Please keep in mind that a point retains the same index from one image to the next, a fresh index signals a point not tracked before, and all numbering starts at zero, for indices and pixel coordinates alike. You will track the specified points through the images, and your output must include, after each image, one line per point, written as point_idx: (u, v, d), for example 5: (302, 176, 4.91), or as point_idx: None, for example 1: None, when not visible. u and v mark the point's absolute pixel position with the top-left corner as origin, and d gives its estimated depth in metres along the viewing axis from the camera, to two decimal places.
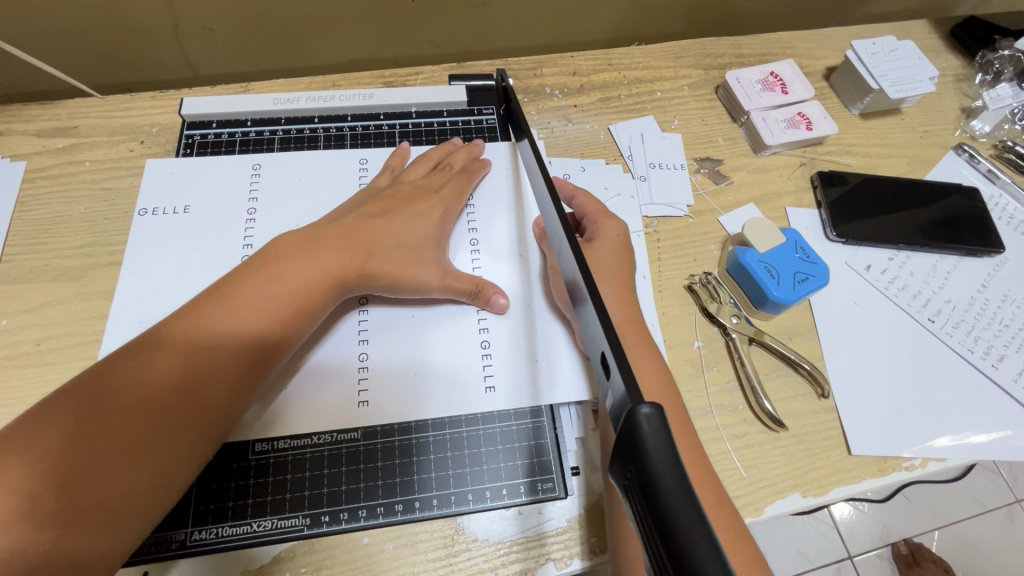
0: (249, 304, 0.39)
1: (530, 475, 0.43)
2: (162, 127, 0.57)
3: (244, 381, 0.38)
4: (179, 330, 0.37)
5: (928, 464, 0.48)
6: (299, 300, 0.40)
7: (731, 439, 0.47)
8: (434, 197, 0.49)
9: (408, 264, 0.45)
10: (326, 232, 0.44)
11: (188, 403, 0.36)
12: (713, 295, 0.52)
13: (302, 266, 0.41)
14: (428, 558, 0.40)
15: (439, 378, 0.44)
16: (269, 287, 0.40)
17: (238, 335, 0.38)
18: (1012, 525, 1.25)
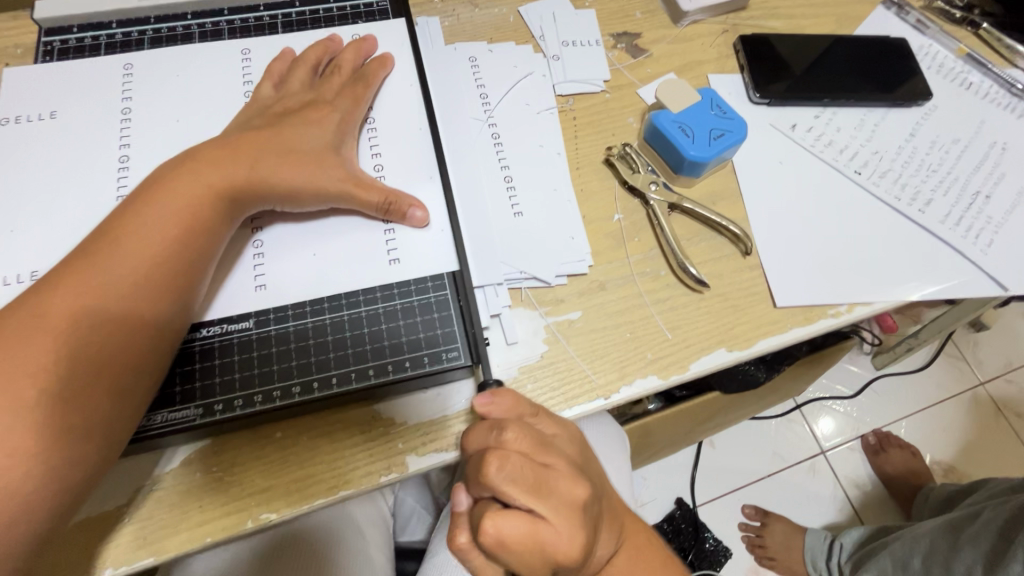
0: (139, 235, 0.36)
1: (433, 348, 0.40)
2: (28, 47, 0.52)
3: (157, 309, 0.36)
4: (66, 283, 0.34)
5: (855, 309, 0.47)
6: (192, 215, 0.37)
7: (654, 304, 0.46)
8: (330, 102, 0.45)
9: (301, 165, 0.40)
10: (206, 147, 0.40)
11: (101, 341, 0.34)
12: (632, 165, 0.50)
13: (185, 181, 0.38)
14: (345, 445, 0.39)
15: (335, 261, 0.42)
16: (157, 211, 0.37)
17: (139, 270, 0.35)
18: (977, 406, 1.29)
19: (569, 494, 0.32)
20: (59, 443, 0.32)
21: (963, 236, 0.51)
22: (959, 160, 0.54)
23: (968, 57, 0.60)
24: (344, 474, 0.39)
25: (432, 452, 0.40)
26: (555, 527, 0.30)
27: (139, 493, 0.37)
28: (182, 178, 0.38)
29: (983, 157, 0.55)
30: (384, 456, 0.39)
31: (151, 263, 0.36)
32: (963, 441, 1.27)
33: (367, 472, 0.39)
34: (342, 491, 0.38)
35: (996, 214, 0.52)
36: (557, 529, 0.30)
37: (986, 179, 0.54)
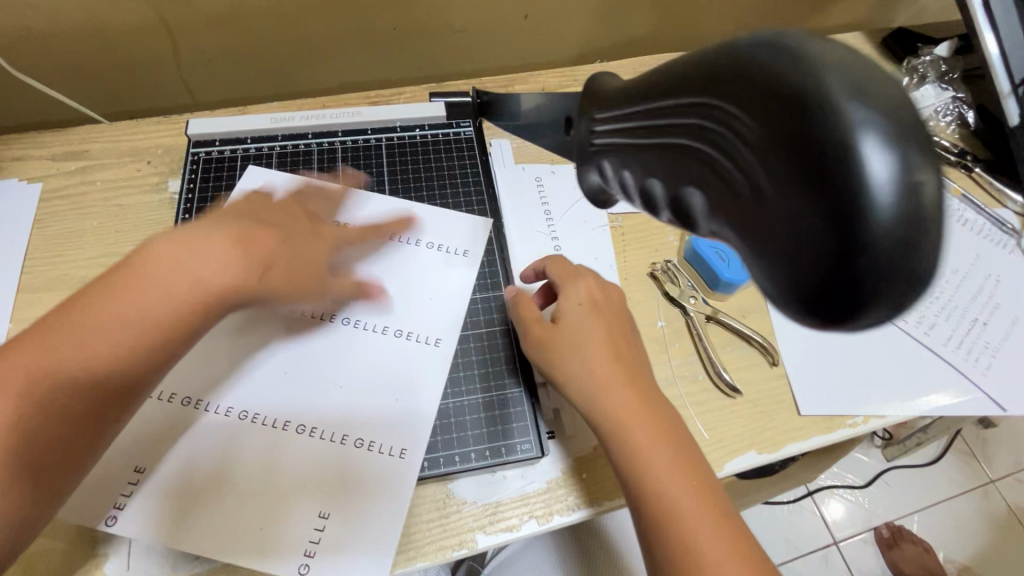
0: (100, 326, 0.35)
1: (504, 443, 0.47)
2: (168, 148, 0.62)
3: (109, 398, 0.36)
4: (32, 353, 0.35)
5: (870, 420, 0.53)
6: (164, 314, 0.36)
7: (693, 406, 0.52)
8: (415, 233, 0.55)
9: (310, 277, 0.44)
10: (189, 239, 0.39)
11: (51, 422, 0.34)
12: (673, 280, 0.58)
13: (168, 275, 0.37)
14: (421, 519, 0.45)
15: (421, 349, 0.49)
16: (127, 307, 0.36)
17: (107, 355, 0.35)
18: (988, 504, 1.31)
19: (637, 394, 0.44)
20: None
21: (964, 357, 0.57)
22: (958, 288, 0.62)
23: (962, 197, 0.68)
24: (420, 547, 0.44)
25: (498, 532, 0.45)
26: (612, 411, 0.43)
27: None
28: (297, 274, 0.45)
29: (978, 287, 0.62)
30: (455, 531, 0.45)
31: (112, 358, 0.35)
32: (975, 539, 1.27)
33: (440, 546, 0.44)
34: (417, 563, 0.43)
35: (993, 339, 0.59)
36: (626, 420, 0.42)
37: (983, 306, 0.61)
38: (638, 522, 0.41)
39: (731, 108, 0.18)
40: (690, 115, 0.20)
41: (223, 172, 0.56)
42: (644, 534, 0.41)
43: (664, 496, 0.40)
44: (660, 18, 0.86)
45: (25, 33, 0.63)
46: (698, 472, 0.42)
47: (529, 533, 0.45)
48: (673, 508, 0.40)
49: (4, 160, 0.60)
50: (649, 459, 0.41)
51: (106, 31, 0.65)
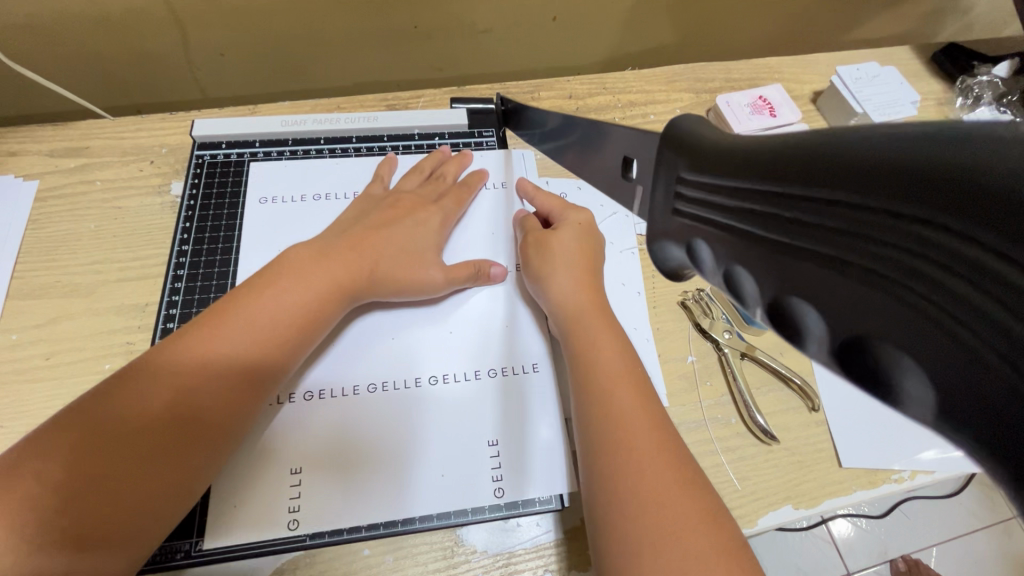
0: (259, 311, 0.41)
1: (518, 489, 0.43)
2: (173, 147, 0.59)
3: (264, 378, 0.40)
4: (201, 335, 0.39)
5: (917, 476, 0.49)
6: (316, 305, 0.43)
7: (724, 452, 0.48)
8: (433, 205, 0.52)
9: (412, 266, 0.48)
10: (319, 253, 0.45)
11: (222, 394, 0.38)
12: (706, 311, 0.54)
13: (317, 278, 0.43)
14: (427, 569, 0.41)
15: (436, 357, 0.47)
16: (286, 296, 0.42)
17: (264, 342, 0.40)
18: (1010, 541, 1.26)
19: (638, 383, 0.40)
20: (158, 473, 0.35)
21: None
22: None
23: None
24: None
25: None
26: (598, 391, 0.40)
27: None
28: (313, 267, 0.44)
29: None
30: None
31: (269, 340, 0.40)
32: None
33: None
34: None
35: None
36: (614, 396, 0.39)
37: None
38: (595, 498, 0.36)
39: (945, 223, 0.14)
40: (857, 220, 0.16)
41: (228, 177, 0.52)
42: (594, 525, 0.36)
43: (632, 480, 0.35)
44: (695, 24, 0.81)
45: (27, 20, 0.59)
46: (684, 472, 0.35)
47: None
48: (658, 516, 0.33)
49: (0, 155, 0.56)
50: (624, 440, 0.37)
51: (113, 20, 0.61)
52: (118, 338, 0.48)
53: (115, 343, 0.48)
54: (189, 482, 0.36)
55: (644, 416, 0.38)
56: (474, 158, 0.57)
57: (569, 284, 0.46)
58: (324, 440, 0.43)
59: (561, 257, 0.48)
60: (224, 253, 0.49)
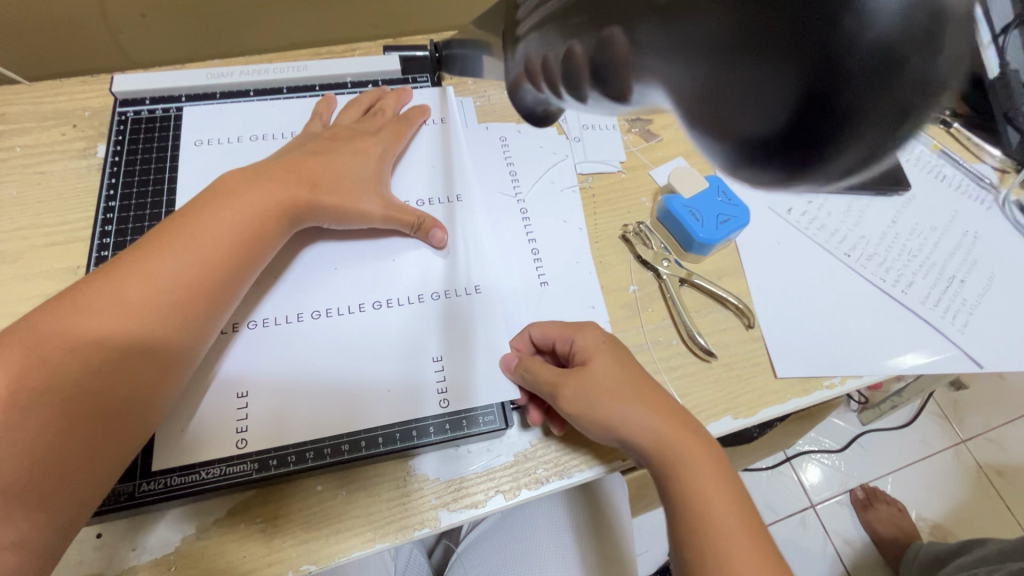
0: (164, 263, 0.39)
1: (466, 411, 0.44)
2: (95, 110, 0.57)
3: (185, 330, 0.39)
4: (142, 253, 0.39)
5: (847, 381, 0.52)
6: (230, 250, 0.41)
7: (666, 371, 0.50)
8: (373, 136, 0.52)
9: (351, 195, 0.47)
10: (245, 188, 0.43)
11: (152, 326, 0.37)
12: (645, 242, 0.55)
13: (231, 220, 0.42)
14: (380, 499, 0.42)
15: (381, 280, 0.48)
16: (195, 244, 0.40)
17: (177, 292, 0.38)
18: (958, 463, 1.34)
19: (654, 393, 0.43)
20: (83, 437, 0.34)
21: (941, 314, 0.56)
22: (936, 245, 0.60)
23: None
24: (379, 528, 0.41)
25: (463, 509, 0.43)
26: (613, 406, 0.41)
27: (185, 544, 0.40)
28: (247, 187, 0.43)
29: (957, 244, 0.61)
30: (417, 510, 0.42)
31: (184, 288, 0.39)
32: (947, 499, 1.30)
33: (401, 526, 0.41)
34: (377, 544, 0.41)
35: (970, 296, 0.58)
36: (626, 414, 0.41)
37: (960, 264, 0.60)
38: (679, 552, 0.39)
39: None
40: None
41: (153, 132, 0.50)
42: (680, 562, 0.39)
43: (722, 557, 0.36)
44: None
45: None
46: (745, 513, 0.39)
47: (495, 508, 0.43)
48: (738, 571, 0.36)
49: None
50: (697, 500, 0.39)
51: None
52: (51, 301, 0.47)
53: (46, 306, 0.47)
54: (139, 402, 0.36)
55: (709, 469, 0.40)
56: (413, 99, 0.57)
57: (588, 341, 0.44)
58: (270, 368, 0.43)
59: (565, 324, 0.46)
60: (152, 206, 0.47)
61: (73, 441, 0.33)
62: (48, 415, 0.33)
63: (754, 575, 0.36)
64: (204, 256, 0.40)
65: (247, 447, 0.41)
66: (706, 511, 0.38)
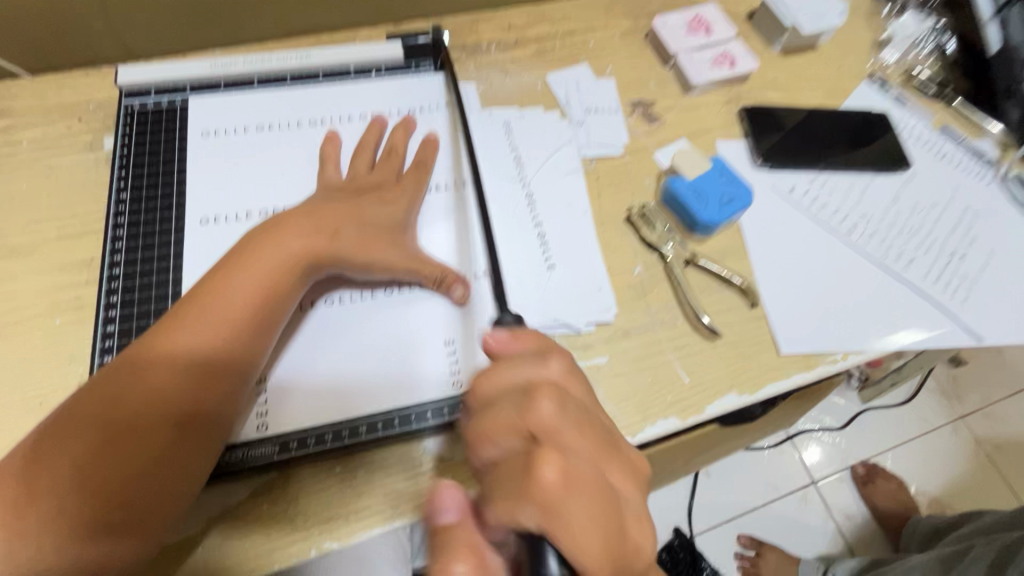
0: (215, 302, 0.40)
1: None
2: (100, 103, 0.57)
3: (236, 362, 0.40)
4: (172, 327, 0.40)
5: (849, 356, 0.53)
6: (251, 317, 0.41)
7: (673, 350, 0.51)
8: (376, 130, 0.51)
9: (362, 187, 0.48)
10: (294, 214, 0.44)
11: (180, 405, 0.38)
12: (649, 224, 0.55)
13: (270, 248, 0.42)
14: (398, 479, 0.43)
15: None
16: (242, 278, 0.41)
17: (230, 327, 0.40)
18: (956, 438, 1.36)
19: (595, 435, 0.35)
20: (118, 515, 0.36)
21: (942, 290, 0.57)
22: (937, 222, 0.61)
23: (941, 130, 0.67)
24: (398, 506, 0.43)
25: (478, 487, 0.44)
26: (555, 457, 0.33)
27: (210, 525, 0.41)
28: (271, 242, 0.43)
29: (958, 220, 0.61)
30: (434, 489, 0.43)
31: (233, 322, 0.40)
32: (946, 474, 1.32)
33: (419, 504, 0.43)
34: (396, 522, 0.42)
35: (971, 272, 0.58)
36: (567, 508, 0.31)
37: (961, 239, 0.60)
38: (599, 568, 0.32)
39: None
40: None
41: (160, 123, 0.50)
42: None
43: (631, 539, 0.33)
44: None
45: None
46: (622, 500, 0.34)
47: None
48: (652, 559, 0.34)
49: None
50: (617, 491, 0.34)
51: None
52: (65, 292, 0.48)
53: (60, 298, 0.47)
54: (173, 483, 0.38)
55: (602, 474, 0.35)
56: (416, 88, 0.56)
57: (548, 410, 0.34)
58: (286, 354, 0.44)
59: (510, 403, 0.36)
60: (162, 197, 0.47)
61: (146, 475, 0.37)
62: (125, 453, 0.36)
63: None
64: (227, 322, 0.40)
65: (267, 430, 0.42)
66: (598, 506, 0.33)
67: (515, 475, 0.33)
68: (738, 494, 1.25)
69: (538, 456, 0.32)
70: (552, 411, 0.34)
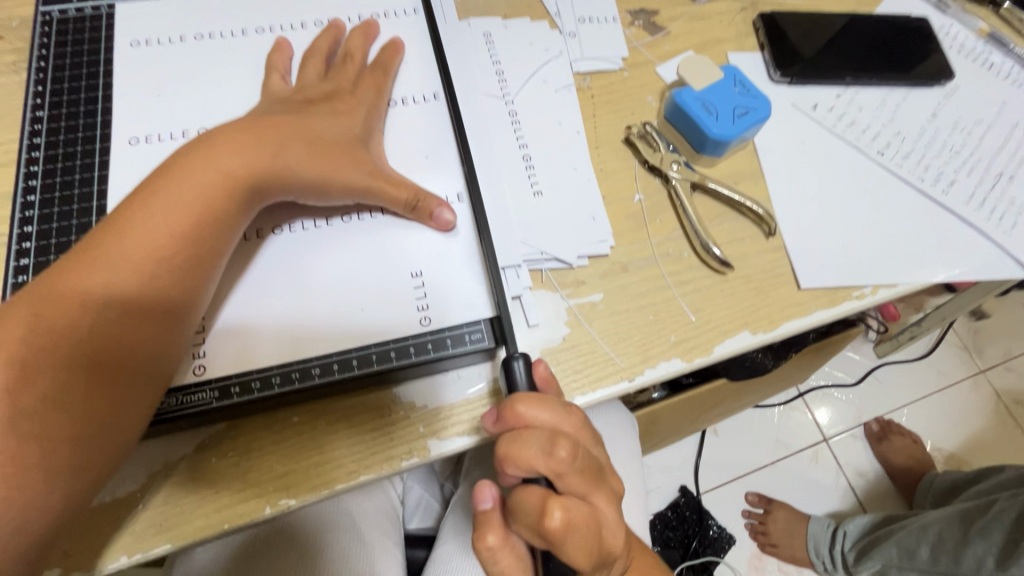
0: (135, 233, 0.33)
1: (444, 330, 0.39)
2: (24, 19, 0.50)
3: (170, 305, 0.34)
4: (80, 259, 0.33)
5: (879, 291, 0.46)
6: (178, 247, 0.34)
7: (677, 285, 0.45)
8: (330, 37, 0.45)
9: (316, 99, 0.41)
10: (227, 127, 0.37)
11: (92, 350, 0.31)
12: (652, 145, 0.49)
13: (201, 169, 0.35)
14: (363, 429, 0.38)
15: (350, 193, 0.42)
16: (169, 205, 0.34)
17: (158, 264, 0.33)
18: (976, 394, 1.30)
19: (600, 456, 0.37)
20: (21, 486, 0.29)
21: (987, 216, 0.50)
22: (982, 141, 0.54)
23: (989, 37, 0.58)
24: (363, 459, 0.38)
25: (453, 437, 0.39)
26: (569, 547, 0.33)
27: (152, 481, 0.36)
28: (200, 159, 0.35)
29: (1005, 138, 0.54)
30: (404, 439, 0.38)
31: (162, 257, 0.33)
32: (964, 430, 1.27)
33: (387, 456, 0.38)
34: (361, 476, 0.37)
35: (1019, 195, 0.51)
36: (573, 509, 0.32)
37: (1009, 160, 0.53)
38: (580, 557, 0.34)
39: None
40: None
41: (82, 32, 0.44)
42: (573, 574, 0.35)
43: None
44: None
45: None
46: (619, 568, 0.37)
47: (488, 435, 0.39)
48: None
49: None
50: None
51: None
52: None
53: None
54: (89, 444, 0.31)
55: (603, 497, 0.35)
56: None
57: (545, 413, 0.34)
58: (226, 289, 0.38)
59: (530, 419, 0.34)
60: (85, 116, 0.41)
61: (69, 441, 0.31)
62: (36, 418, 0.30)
63: None
64: (148, 252, 0.33)
65: (206, 373, 0.37)
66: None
67: (529, 511, 0.33)
68: (746, 452, 1.21)
69: (546, 496, 0.32)
70: (566, 457, 0.33)
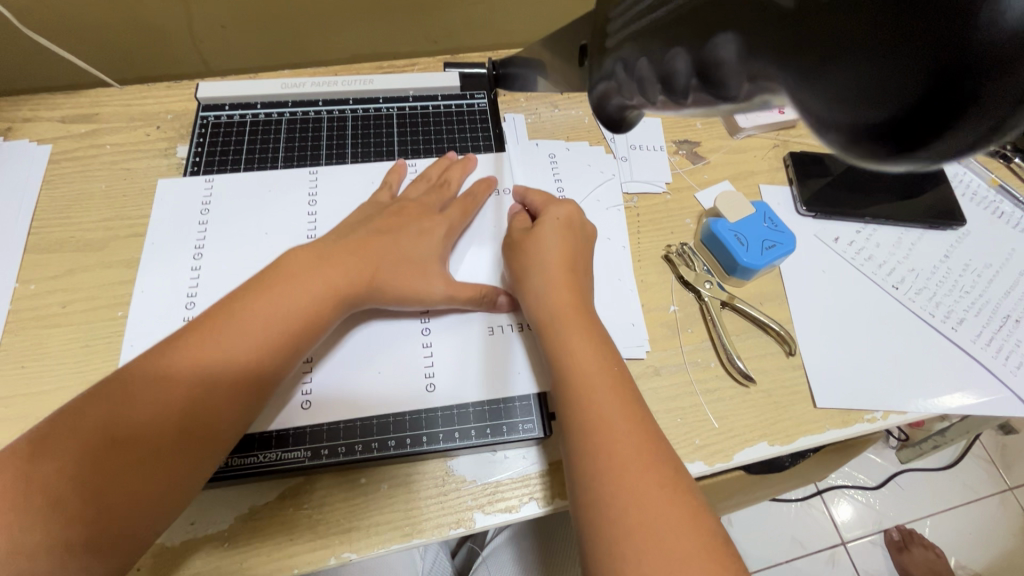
0: (247, 317, 0.40)
1: (493, 419, 0.46)
2: (177, 114, 0.62)
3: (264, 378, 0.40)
4: (195, 342, 0.38)
5: (890, 416, 0.51)
6: (278, 338, 0.40)
7: (703, 393, 0.50)
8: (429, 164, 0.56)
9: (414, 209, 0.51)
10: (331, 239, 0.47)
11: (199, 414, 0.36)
12: (688, 264, 0.56)
13: (308, 281, 0.42)
14: (420, 496, 0.44)
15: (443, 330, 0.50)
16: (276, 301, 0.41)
17: (264, 341, 0.39)
18: (1003, 511, 1.27)
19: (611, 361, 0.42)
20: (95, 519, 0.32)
21: (993, 355, 0.54)
22: (991, 284, 0.59)
23: (999, 188, 0.65)
24: (417, 524, 0.43)
25: (497, 511, 0.44)
26: (547, 292, 0.46)
27: (239, 522, 0.42)
28: (304, 274, 0.43)
29: (1014, 282, 0.59)
30: (454, 509, 0.44)
31: (274, 342, 0.40)
32: (992, 550, 1.23)
33: (438, 524, 0.43)
34: (414, 539, 0.43)
35: None
36: (577, 356, 0.42)
37: (1017, 303, 0.58)
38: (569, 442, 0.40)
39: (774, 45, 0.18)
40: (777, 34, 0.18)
41: (231, 136, 0.56)
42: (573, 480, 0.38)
43: (612, 460, 0.36)
44: None
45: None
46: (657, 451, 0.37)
47: (528, 514, 0.44)
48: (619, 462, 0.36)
49: (14, 121, 0.59)
50: (605, 433, 0.38)
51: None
52: (130, 287, 0.51)
53: (125, 291, 0.51)
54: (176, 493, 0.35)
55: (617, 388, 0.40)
56: (467, 118, 0.60)
57: (544, 284, 0.46)
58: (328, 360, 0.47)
59: (537, 254, 0.48)
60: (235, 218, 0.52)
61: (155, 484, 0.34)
62: (139, 453, 0.34)
63: (644, 489, 0.35)
64: (260, 339, 0.39)
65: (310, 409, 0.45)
66: (617, 437, 0.37)
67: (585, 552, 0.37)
68: (761, 548, 1.20)
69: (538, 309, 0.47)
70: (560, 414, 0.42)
